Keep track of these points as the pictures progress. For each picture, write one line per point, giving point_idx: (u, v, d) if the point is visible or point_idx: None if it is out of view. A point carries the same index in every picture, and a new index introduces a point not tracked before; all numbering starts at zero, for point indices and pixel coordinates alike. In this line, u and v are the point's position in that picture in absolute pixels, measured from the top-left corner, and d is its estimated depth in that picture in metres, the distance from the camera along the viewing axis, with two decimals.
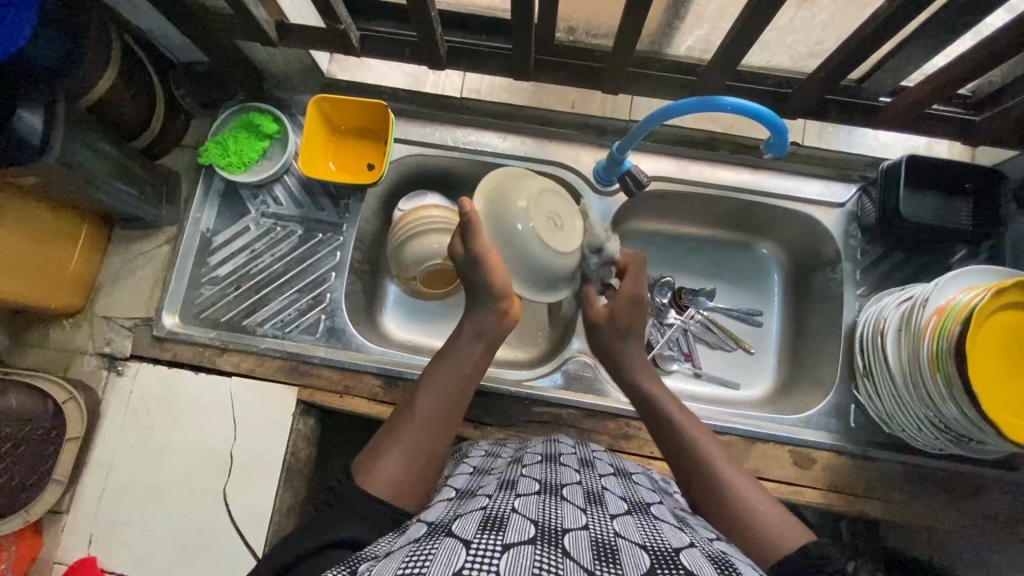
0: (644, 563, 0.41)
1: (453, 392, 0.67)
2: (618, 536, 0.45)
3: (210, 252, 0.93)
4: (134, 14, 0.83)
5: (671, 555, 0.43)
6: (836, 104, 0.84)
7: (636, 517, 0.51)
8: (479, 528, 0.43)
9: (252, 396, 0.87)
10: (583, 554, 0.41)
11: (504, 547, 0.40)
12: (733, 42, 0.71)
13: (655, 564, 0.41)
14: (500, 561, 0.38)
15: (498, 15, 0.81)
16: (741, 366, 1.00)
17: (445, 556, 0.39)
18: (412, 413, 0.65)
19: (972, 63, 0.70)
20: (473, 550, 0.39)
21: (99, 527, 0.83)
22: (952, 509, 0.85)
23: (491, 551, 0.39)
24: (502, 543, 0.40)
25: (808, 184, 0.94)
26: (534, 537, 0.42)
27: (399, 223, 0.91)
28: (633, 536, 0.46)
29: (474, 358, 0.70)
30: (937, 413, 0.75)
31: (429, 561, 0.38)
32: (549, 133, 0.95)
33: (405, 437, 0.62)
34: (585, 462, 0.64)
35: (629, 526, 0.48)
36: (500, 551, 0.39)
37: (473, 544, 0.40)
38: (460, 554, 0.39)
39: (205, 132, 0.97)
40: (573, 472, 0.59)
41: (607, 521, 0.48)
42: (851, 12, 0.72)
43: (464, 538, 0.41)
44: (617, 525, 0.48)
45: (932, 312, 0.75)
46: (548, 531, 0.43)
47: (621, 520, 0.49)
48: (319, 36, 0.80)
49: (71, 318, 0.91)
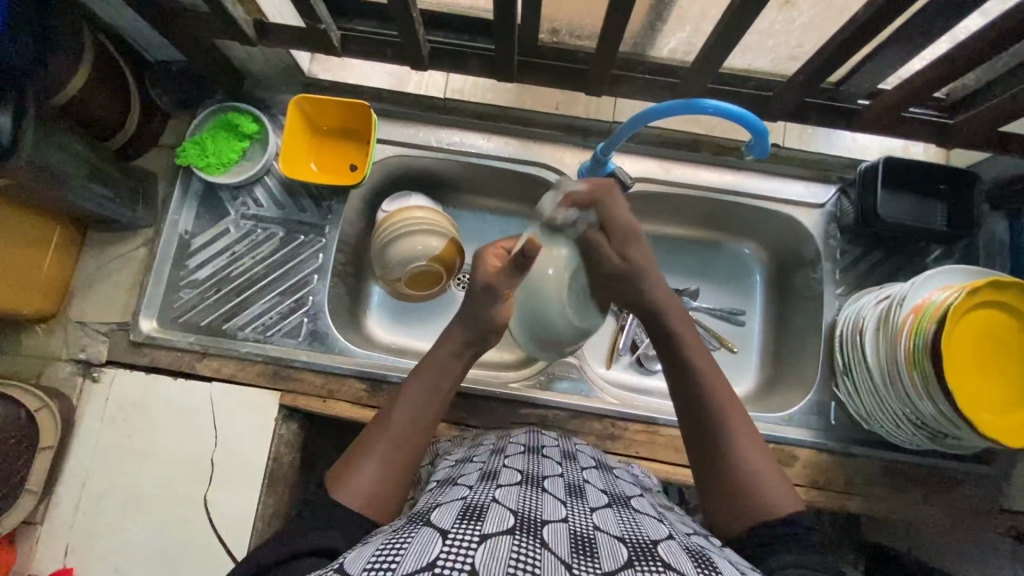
0: (622, 555, 0.41)
1: (429, 398, 0.66)
2: (597, 528, 0.46)
3: (189, 254, 0.92)
4: (107, 12, 0.81)
5: (648, 548, 0.43)
6: (815, 107, 0.85)
7: (616, 510, 0.51)
8: (457, 518, 0.43)
9: (232, 401, 0.85)
10: (561, 545, 0.41)
11: (482, 537, 0.40)
12: (715, 45, 0.72)
13: (634, 556, 0.41)
14: (476, 551, 0.38)
15: (481, 15, 0.81)
16: (723, 363, 1.01)
17: (422, 545, 0.39)
18: (388, 422, 0.63)
19: (947, 70, 0.71)
20: (449, 540, 0.39)
21: (75, 537, 0.81)
22: (929, 504, 0.87)
23: (468, 540, 0.39)
24: (479, 532, 0.40)
25: (789, 186, 0.95)
26: (512, 528, 0.41)
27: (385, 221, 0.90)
28: (612, 529, 0.46)
29: (450, 367, 0.69)
30: (913, 409, 0.77)
31: (404, 548, 0.38)
32: (533, 134, 0.95)
33: (376, 443, 0.61)
34: (567, 454, 0.64)
35: (608, 518, 0.48)
36: (477, 541, 0.39)
37: (449, 534, 0.40)
38: (435, 544, 0.38)
39: (183, 133, 0.95)
40: (555, 464, 0.59)
41: (586, 513, 0.48)
42: (830, 17, 0.73)
43: (441, 527, 0.41)
44: (597, 517, 0.48)
45: (907, 310, 0.76)
46: (527, 521, 0.43)
47: (600, 512, 0.49)
48: (299, 35, 0.79)
49: (44, 324, 0.88)
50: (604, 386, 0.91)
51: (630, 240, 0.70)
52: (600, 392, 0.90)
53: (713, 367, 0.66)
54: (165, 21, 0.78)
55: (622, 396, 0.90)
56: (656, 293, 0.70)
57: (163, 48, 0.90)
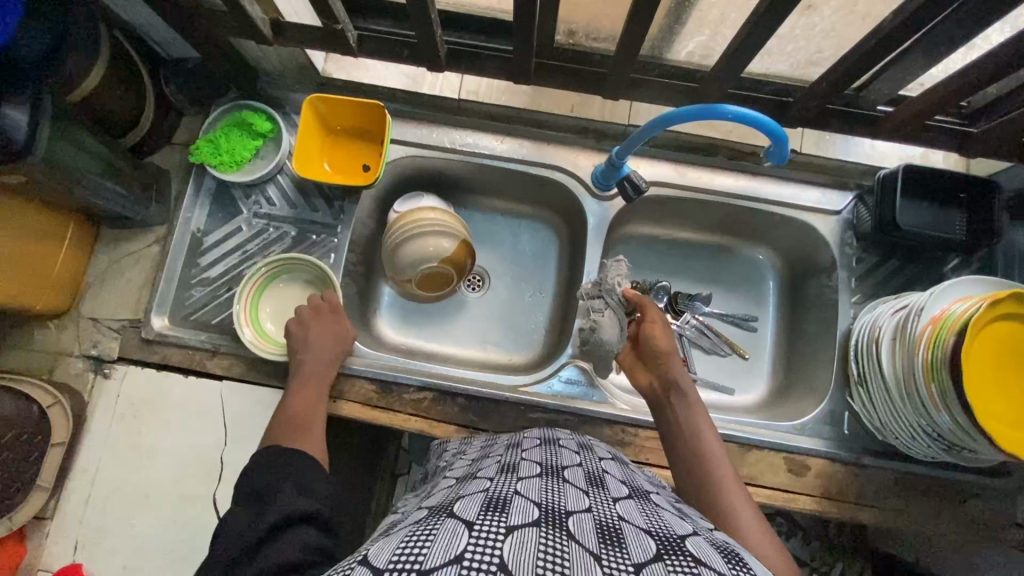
0: (651, 548, 0.40)
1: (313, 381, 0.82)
2: (622, 519, 0.45)
3: (201, 252, 0.91)
4: (122, 8, 0.81)
5: (677, 542, 0.42)
6: (834, 113, 0.84)
7: (638, 503, 0.50)
8: (482, 510, 0.42)
9: (242, 399, 0.85)
10: (588, 536, 0.40)
11: (508, 529, 0.39)
12: (737, 49, 0.71)
13: (662, 549, 0.40)
14: (504, 544, 0.37)
15: (498, 16, 0.80)
16: (735, 371, 1.01)
17: (448, 537, 0.38)
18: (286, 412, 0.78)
19: (973, 78, 0.70)
20: (475, 532, 0.38)
21: (85, 533, 0.81)
22: (942, 516, 0.86)
23: (494, 532, 0.38)
24: (505, 525, 0.39)
25: (805, 192, 0.94)
26: (538, 520, 0.41)
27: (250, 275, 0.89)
28: (638, 521, 0.45)
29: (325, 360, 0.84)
30: (930, 421, 0.75)
31: (431, 539, 0.38)
32: (547, 136, 0.94)
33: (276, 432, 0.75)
34: (584, 445, 0.63)
35: (632, 510, 0.47)
36: (504, 533, 0.38)
37: (475, 526, 0.39)
38: (462, 536, 0.38)
39: (197, 131, 0.95)
40: (572, 454, 0.59)
41: (609, 504, 0.47)
42: (853, 22, 0.72)
43: (466, 519, 0.40)
44: (621, 508, 0.47)
45: (926, 321, 0.75)
46: (552, 513, 0.43)
47: (623, 503, 0.49)
48: (315, 35, 0.79)
49: (56, 320, 0.89)
50: (617, 392, 0.90)
51: (651, 325, 0.83)
52: (612, 398, 0.89)
53: (716, 439, 0.71)
54: (179, 18, 0.77)
55: (633, 402, 0.90)
56: (670, 371, 0.78)
57: (178, 45, 0.90)
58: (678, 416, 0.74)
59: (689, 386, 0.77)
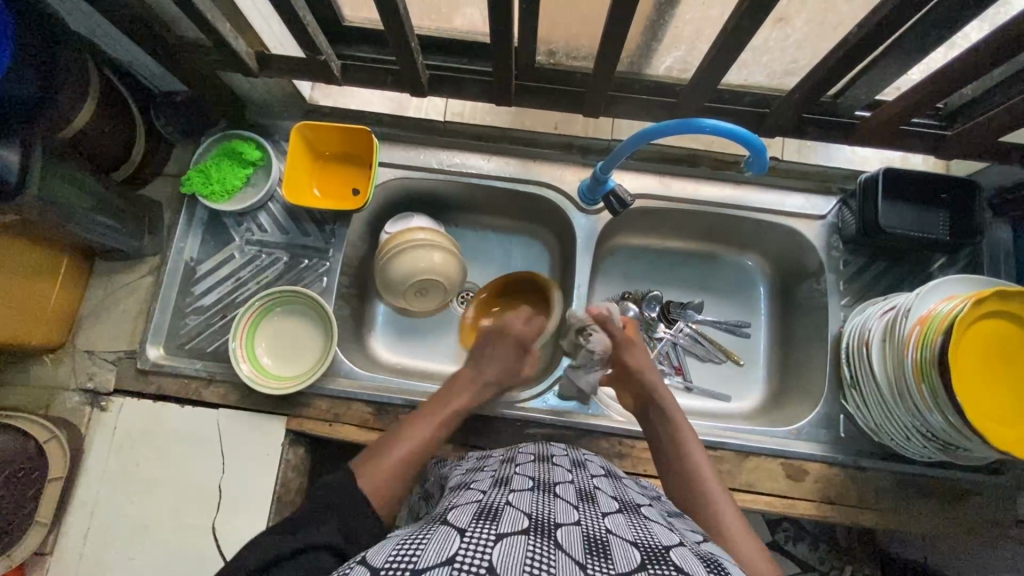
0: (635, 558, 0.41)
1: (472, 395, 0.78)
2: (609, 531, 0.45)
3: (194, 281, 0.92)
4: (111, 46, 0.82)
5: (661, 552, 0.42)
6: (812, 121, 0.86)
7: (627, 516, 0.50)
8: (474, 517, 0.43)
9: (239, 426, 0.86)
10: (574, 546, 0.41)
11: (498, 536, 0.40)
12: (712, 63, 0.72)
13: (646, 559, 0.41)
14: (493, 550, 0.38)
15: (479, 39, 0.82)
16: (730, 377, 1.01)
17: (439, 543, 0.39)
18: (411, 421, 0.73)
19: (943, 82, 0.72)
20: (467, 538, 0.39)
21: (84, 567, 0.81)
22: (943, 516, 0.86)
23: (485, 539, 0.39)
24: (495, 532, 0.40)
25: (789, 198, 0.95)
26: (526, 529, 0.41)
27: (240, 312, 0.89)
28: (625, 533, 0.45)
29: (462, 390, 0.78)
30: (923, 421, 0.76)
31: (423, 543, 0.39)
32: (533, 154, 0.96)
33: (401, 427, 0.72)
34: (577, 463, 0.63)
35: (620, 524, 0.48)
36: (494, 540, 0.39)
37: (467, 532, 0.40)
38: (454, 541, 0.39)
39: (188, 162, 0.96)
40: (564, 472, 0.59)
41: (598, 518, 0.48)
42: (823, 33, 0.74)
43: (457, 526, 0.41)
44: (609, 522, 0.47)
45: (913, 321, 0.76)
46: (541, 524, 0.43)
47: (612, 517, 0.49)
48: (301, 65, 0.81)
49: (52, 354, 0.89)
50: (613, 404, 0.90)
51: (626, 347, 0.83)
52: (606, 410, 0.89)
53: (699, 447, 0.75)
54: (166, 54, 0.79)
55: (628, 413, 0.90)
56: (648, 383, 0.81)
57: (167, 79, 0.91)
58: (664, 432, 0.77)
59: (669, 400, 0.79)
